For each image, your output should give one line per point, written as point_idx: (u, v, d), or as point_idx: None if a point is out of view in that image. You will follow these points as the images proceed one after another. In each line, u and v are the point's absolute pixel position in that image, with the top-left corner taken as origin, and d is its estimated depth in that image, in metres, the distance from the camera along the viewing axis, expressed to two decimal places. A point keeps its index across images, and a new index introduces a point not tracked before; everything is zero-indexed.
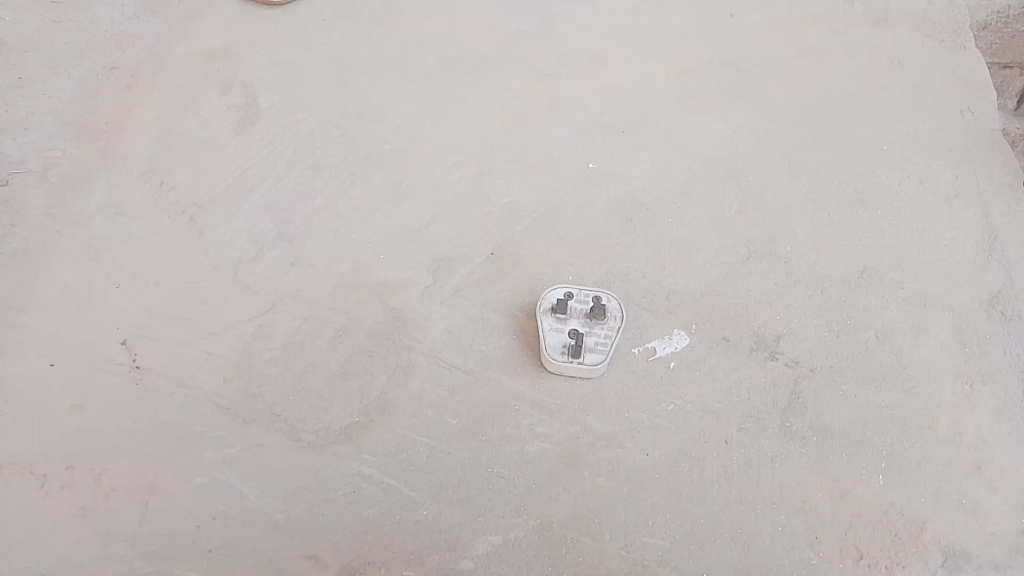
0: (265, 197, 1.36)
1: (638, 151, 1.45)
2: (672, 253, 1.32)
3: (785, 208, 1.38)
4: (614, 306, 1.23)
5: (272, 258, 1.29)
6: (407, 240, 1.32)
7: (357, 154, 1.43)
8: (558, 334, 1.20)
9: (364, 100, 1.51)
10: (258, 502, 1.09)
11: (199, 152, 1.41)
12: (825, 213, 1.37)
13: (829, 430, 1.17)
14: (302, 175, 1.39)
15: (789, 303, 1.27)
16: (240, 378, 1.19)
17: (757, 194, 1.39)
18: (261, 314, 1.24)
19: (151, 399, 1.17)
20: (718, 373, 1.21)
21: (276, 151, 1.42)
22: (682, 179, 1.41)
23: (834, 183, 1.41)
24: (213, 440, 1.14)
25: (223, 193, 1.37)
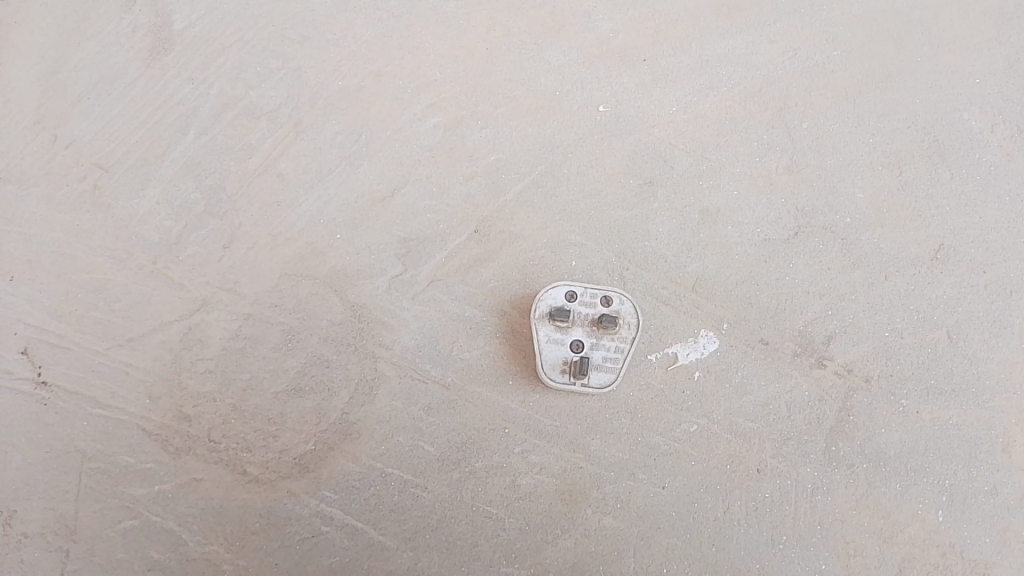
0: (185, 154, 1.06)
1: (669, 84, 1.10)
2: (701, 228, 1.05)
3: (848, 165, 1.08)
4: (627, 310, 0.99)
5: (201, 240, 1.03)
6: (370, 216, 1.04)
7: (305, 96, 1.09)
8: (557, 347, 0.97)
9: (296, 16, 1.12)
10: (199, 550, 0.94)
11: (97, 91, 1.09)
12: (896, 169, 1.08)
13: (883, 454, 0.99)
14: (229, 124, 1.07)
15: (842, 292, 1.04)
16: (169, 396, 0.98)
17: (811, 147, 1.08)
18: (191, 314, 1.01)
19: (60, 424, 0.98)
20: (752, 384, 1.00)
21: (193, 89, 1.09)
22: (719, 126, 1.09)
23: (910, 129, 1.09)
24: (142, 475, 0.96)
25: (133, 150, 1.07)
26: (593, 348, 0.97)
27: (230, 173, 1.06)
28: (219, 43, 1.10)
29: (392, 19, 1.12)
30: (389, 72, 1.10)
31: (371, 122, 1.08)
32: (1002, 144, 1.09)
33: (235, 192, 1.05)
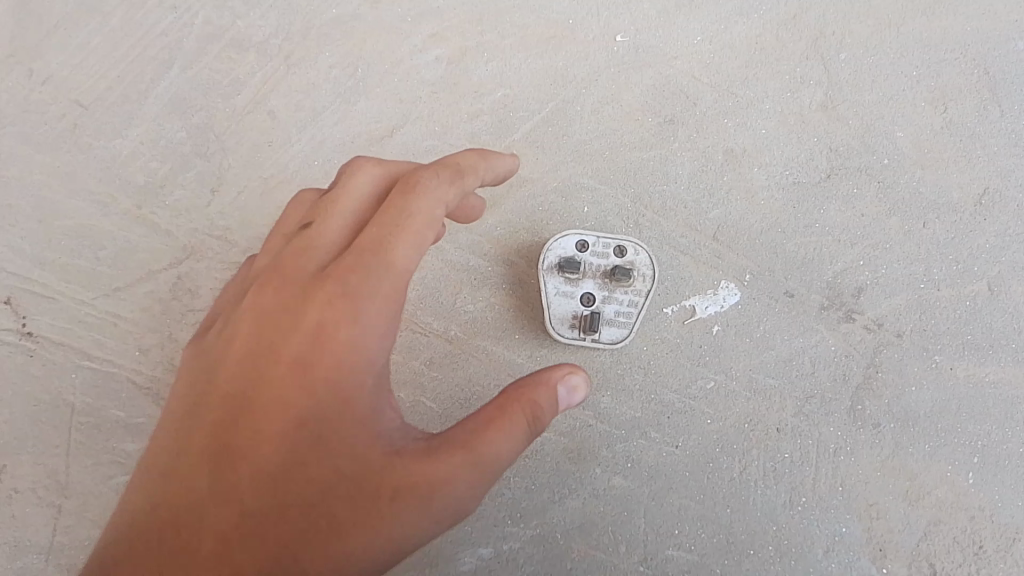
0: (169, 91, 0.99)
1: (693, 10, 1.01)
2: (724, 170, 0.97)
3: (889, 100, 0.99)
4: (641, 261, 0.90)
5: (188, 183, 0.97)
6: (366, 157, 0.97)
7: (297, 25, 1.00)
8: (566, 301, 0.89)
9: None
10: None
11: (74, 20, 1.01)
12: (940, 106, 0.99)
13: (911, 414, 0.93)
14: (216, 56, 1.00)
15: (876, 241, 0.96)
16: (159, 349, 0.94)
17: (849, 81, 0.99)
18: (179, 263, 0.95)
19: (50, 376, 0.94)
20: (774, 339, 0.94)
21: (177, 19, 1.00)
22: (748, 56, 0.99)
23: (959, 60, 0.99)
24: (135, 429, 0.93)
25: (114, 86, 0.99)
26: (604, 302, 0.89)
27: (216, 112, 0.98)
28: None
29: None
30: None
31: (367, 54, 1.00)
32: None
33: (222, 130, 0.98)
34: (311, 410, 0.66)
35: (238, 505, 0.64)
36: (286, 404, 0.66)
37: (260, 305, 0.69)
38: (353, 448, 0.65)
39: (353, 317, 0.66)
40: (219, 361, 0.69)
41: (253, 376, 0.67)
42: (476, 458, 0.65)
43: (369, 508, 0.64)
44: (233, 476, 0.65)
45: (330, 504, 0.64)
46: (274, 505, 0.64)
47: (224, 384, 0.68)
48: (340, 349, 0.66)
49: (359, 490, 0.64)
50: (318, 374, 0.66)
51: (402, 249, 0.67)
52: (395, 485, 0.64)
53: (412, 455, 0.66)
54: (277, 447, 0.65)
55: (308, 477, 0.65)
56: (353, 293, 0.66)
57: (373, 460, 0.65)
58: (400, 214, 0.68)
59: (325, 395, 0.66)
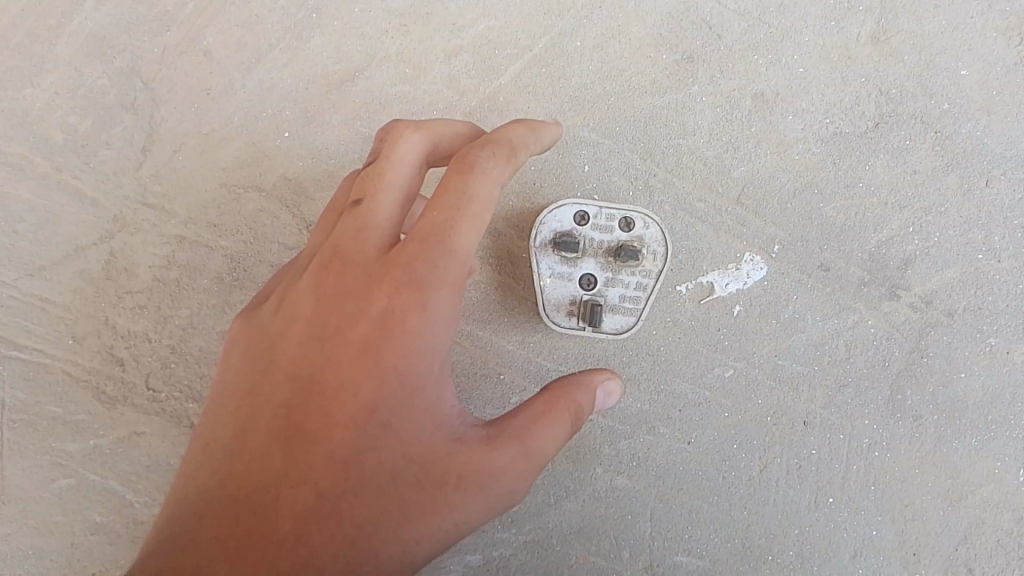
0: (86, 28, 0.82)
1: None
2: (752, 119, 0.82)
3: (954, 30, 0.82)
4: (651, 236, 0.77)
5: (115, 142, 0.81)
6: (325, 107, 0.81)
7: None
8: (562, 283, 0.76)
9: None
10: (146, 513, 0.82)
11: None
12: (1015, 37, 0.82)
13: (957, 405, 0.82)
14: None
15: (928, 203, 0.81)
16: (95, 337, 0.82)
17: (905, 7, 0.82)
18: (110, 237, 0.81)
19: None
20: (804, 320, 0.81)
21: None
22: None
23: None
24: (75, 427, 0.82)
25: (18, 21, 0.82)
26: (607, 285, 0.76)
27: (144, 53, 0.82)
28: None
29: None
30: None
31: None
32: None
33: (152, 76, 0.82)
34: (383, 394, 0.55)
35: (310, 490, 0.53)
36: (357, 388, 0.55)
37: (318, 280, 0.59)
38: (425, 435, 0.56)
39: (423, 300, 0.56)
40: (275, 338, 0.59)
41: (316, 357, 0.56)
42: (537, 447, 0.57)
43: (442, 496, 0.55)
44: (302, 461, 0.54)
45: (404, 489, 0.54)
46: (348, 491, 0.54)
47: (283, 363, 0.57)
48: (412, 336, 0.56)
49: (431, 475, 0.55)
50: (389, 359, 0.56)
51: (469, 228, 0.57)
52: (464, 470, 0.55)
53: (478, 441, 0.56)
54: (350, 434, 0.55)
55: (380, 462, 0.55)
56: (422, 275, 0.56)
57: (441, 443, 0.56)
58: (467, 188, 0.57)
59: (397, 383, 0.56)
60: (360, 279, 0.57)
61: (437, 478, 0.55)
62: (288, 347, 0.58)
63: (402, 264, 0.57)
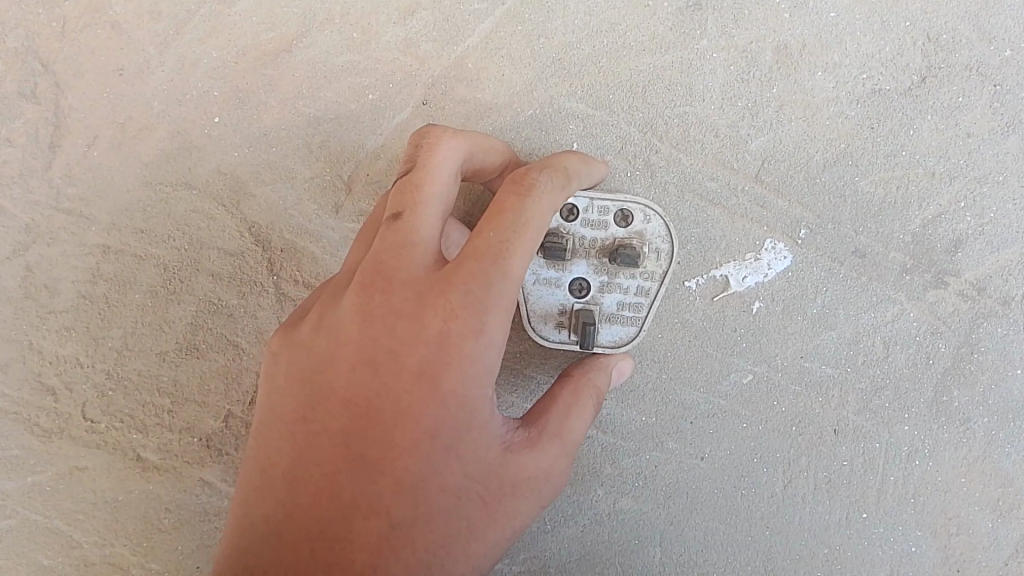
0: None
1: None
2: (774, 78, 0.68)
3: None
4: (653, 230, 0.65)
5: (17, 137, 0.69)
6: (260, 85, 0.68)
7: None
8: (550, 291, 0.65)
9: None
10: (97, 554, 0.73)
11: None
12: None
13: (1012, 405, 0.71)
14: None
15: (984, 172, 0.68)
16: (21, 363, 0.72)
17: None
18: (24, 249, 0.70)
19: None
20: (835, 316, 0.70)
21: None
22: None
23: None
24: (9, 463, 0.73)
25: None
26: (602, 292, 0.65)
27: (39, 27, 0.68)
28: None
29: None
30: None
31: None
32: None
33: (53, 55, 0.68)
34: (447, 419, 0.46)
35: (383, 522, 0.44)
36: (418, 413, 0.45)
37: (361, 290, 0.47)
38: (485, 453, 0.47)
39: (490, 314, 0.46)
40: (316, 355, 0.48)
41: (370, 382, 0.46)
42: (573, 443, 0.52)
43: (502, 510, 0.48)
44: (366, 493, 0.45)
45: (468, 511, 0.47)
46: (417, 522, 0.45)
47: (331, 386, 0.47)
48: (475, 355, 0.46)
49: (491, 491, 0.47)
50: (452, 380, 0.46)
51: (530, 242, 0.47)
52: (520, 480, 0.48)
53: (527, 446, 0.49)
54: (417, 462, 0.45)
55: (445, 488, 0.46)
56: (489, 287, 0.46)
57: (502, 459, 0.48)
58: (529, 205, 0.48)
59: (462, 406, 0.46)
60: (412, 288, 0.46)
61: (495, 493, 0.47)
62: (334, 368, 0.47)
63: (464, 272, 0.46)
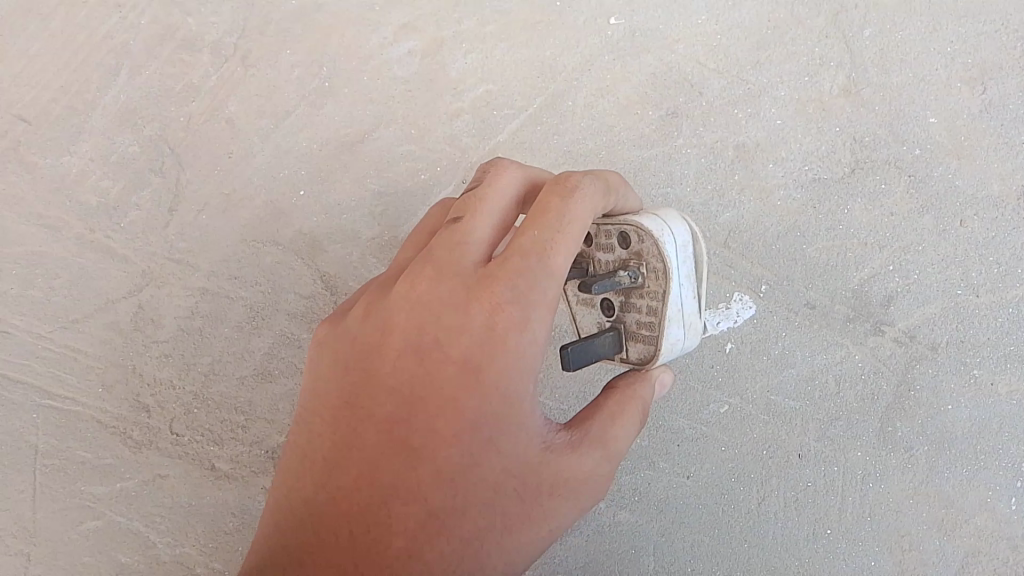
0: (120, 100, 0.90)
1: None
2: (735, 168, 0.87)
3: (919, 82, 0.86)
4: (649, 250, 0.67)
5: (144, 205, 0.88)
6: (337, 167, 0.88)
7: (253, 20, 0.89)
8: (589, 311, 0.72)
9: None
10: (169, 554, 0.85)
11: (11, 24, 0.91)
12: (979, 86, 0.85)
13: (946, 435, 0.84)
14: (170, 59, 0.90)
15: (906, 242, 0.85)
16: (123, 385, 0.87)
17: (875, 62, 0.86)
18: (138, 291, 0.87)
19: (9, 420, 0.88)
20: (794, 356, 0.85)
21: (123, 19, 0.90)
22: (758, 39, 0.87)
23: (1001, 32, 0.85)
24: (102, 471, 0.86)
25: (58, 96, 0.90)
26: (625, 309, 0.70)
27: (172, 122, 0.89)
28: None
29: None
30: None
31: (335, 49, 0.89)
32: None
33: (180, 142, 0.89)
34: (489, 412, 0.54)
35: (422, 508, 0.53)
36: (463, 405, 0.54)
37: (415, 288, 0.57)
38: (523, 448, 0.55)
39: (529, 313, 0.55)
40: (374, 346, 0.57)
41: (417, 374, 0.55)
42: (614, 448, 0.58)
43: (538, 506, 0.55)
44: (409, 477, 0.54)
45: (504, 504, 0.55)
46: (455, 509, 0.54)
47: (384, 377, 0.56)
48: (515, 352, 0.55)
49: (529, 488, 0.55)
50: (492, 375, 0.54)
51: (563, 259, 0.57)
52: (558, 480, 0.55)
53: (569, 447, 0.56)
54: (458, 450, 0.54)
55: (484, 479, 0.54)
56: (528, 294, 0.55)
57: (540, 457, 0.55)
58: (570, 211, 0.58)
59: (501, 401, 0.54)
60: (461, 290, 0.56)
61: (532, 487, 0.55)
62: (388, 359, 0.56)
63: (506, 277, 0.55)
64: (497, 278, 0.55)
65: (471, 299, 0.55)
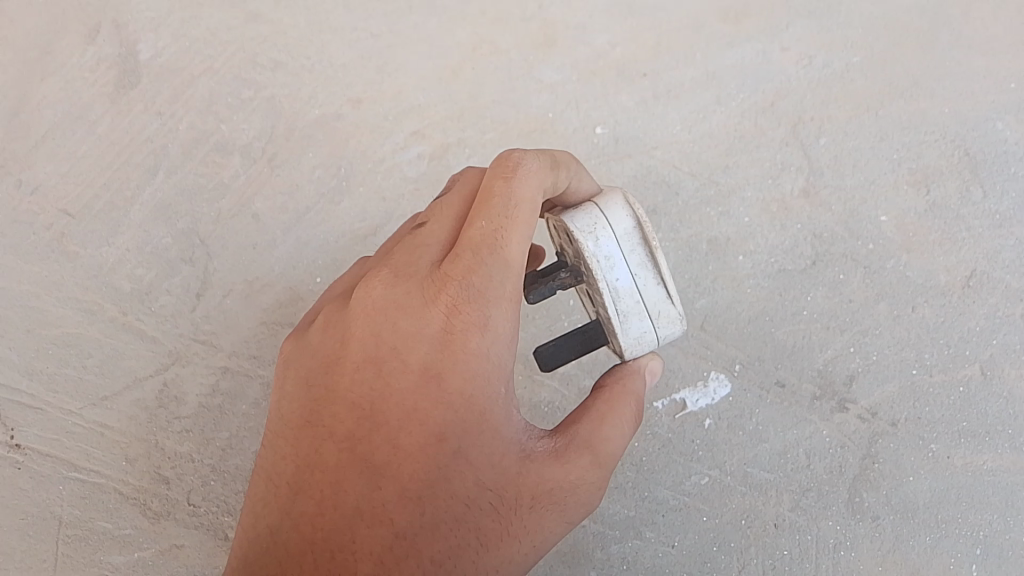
0: (156, 196, 1.00)
1: (671, 100, 1.00)
2: (709, 260, 0.97)
3: (871, 185, 0.98)
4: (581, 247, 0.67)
5: (174, 291, 0.97)
6: (351, 258, 0.97)
7: (281, 128, 1.01)
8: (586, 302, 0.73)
9: (267, 40, 1.03)
10: None
11: (62, 129, 1.02)
12: (924, 189, 0.98)
13: (910, 506, 0.91)
14: (204, 162, 1.01)
15: (864, 327, 0.95)
16: (145, 458, 0.93)
17: (831, 167, 0.98)
18: (164, 369, 0.95)
19: (34, 490, 0.93)
20: (767, 432, 0.93)
21: (166, 127, 1.02)
22: (727, 148, 0.99)
23: (938, 143, 0.99)
24: (122, 540, 0.92)
25: (101, 193, 1.00)
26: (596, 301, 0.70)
27: (203, 216, 0.99)
28: (188, 75, 1.03)
29: (368, 39, 1.03)
30: (368, 99, 1.02)
31: (353, 153, 1.00)
32: None
33: (209, 234, 0.98)
34: (449, 423, 0.59)
35: (388, 529, 0.58)
36: (423, 416, 0.59)
37: (372, 300, 0.62)
38: (494, 460, 0.59)
39: (484, 314, 0.60)
40: (335, 359, 0.62)
41: (377, 385, 0.60)
42: (602, 451, 0.62)
43: (520, 518, 0.60)
44: (373, 493, 0.58)
45: (477, 517, 0.59)
46: (422, 527, 0.58)
47: (346, 390, 0.61)
48: (472, 355, 0.59)
49: (506, 501, 0.59)
50: (451, 381, 0.59)
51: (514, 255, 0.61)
52: (537, 490, 0.60)
53: (552, 458, 0.61)
54: (422, 466, 0.58)
55: (456, 494, 0.59)
56: (481, 295, 0.60)
57: (513, 467, 0.60)
58: (515, 199, 0.62)
59: (462, 409, 0.59)
60: (415, 297, 0.61)
61: (510, 498, 0.59)
62: (349, 373, 0.61)
63: (458, 281, 0.60)
64: (448, 285, 0.60)
65: (426, 306, 0.60)
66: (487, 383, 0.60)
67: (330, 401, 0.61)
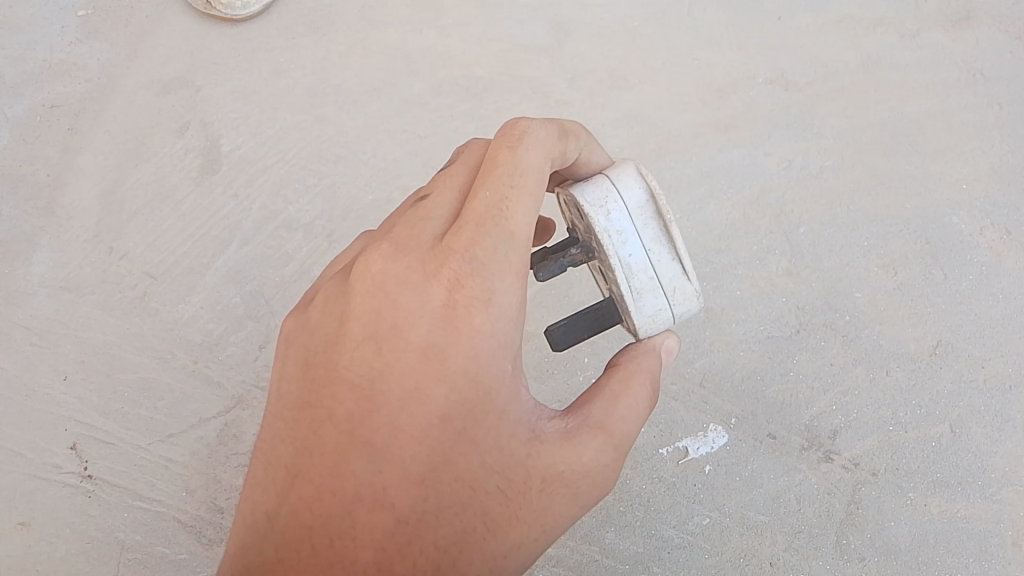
0: (228, 264, 1.16)
1: (673, 192, 1.17)
2: (706, 327, 1.10)
3: (846, 266, 1.13)
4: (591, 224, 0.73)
5: (240, 344, 1.12)
6: None
7: (338, 210, 1.18)
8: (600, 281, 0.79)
9: (329, 138, 1.22)
10: None
11: (151, 207, 1.19)
12: (891, 271, 1.13)
13: (892, 548, 1.03)
14: (271, 236, 1.17)
15: (845, 387, 1.08)
16: (203, 489, 1.07)
17: (811, 251, 1.14)
18: (226, 411, 1.09)
19: (102, 515, 1.07)
20: (761, 478, 1.05)
21: (239, 207, 1.19)
22: (721, 232, 1.15)
23: (902, 232, 1.15)
24: (180, 562, 1.05)
25: (181, 260, 1.17)
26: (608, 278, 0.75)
27: (268, 282, 1.15)
28: (260, 165, 1.21)
29: (413, 139, 1.21)
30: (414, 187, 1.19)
31: None
32: (991, 244, 1.14)
33: (273, 296, 1.14)
34: (452, 404, 0.62)
35: (390, 512, 0.60)
36: (425, 397, 0.62)
37: (375, 272, 0.64)
38: (498, 443, 0.63)
39: (485, 283, 0.62)
40: (337, 336, 0.65)
41: (379, 364, 0.62)
42: (614, 432, 0.65)
43: (529, 501, 0.63)
44: (375, 470, 0.61)
45: (485, 502, 0.62)
46: (427, 513, 0.61)
47: (347, 369, 0.63)
48: (475, 332, 0.62)
49: (513, 483, 0.63)
50: (454, 360, 0.62)
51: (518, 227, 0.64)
52: (547, 473, 0.63)
53: (563, 436, 0.64)
54: (424, 445, 0.61)
55: (460, 476, 0.62)
56: (483, 265, 0.63)
57: (521, 449, 0.63)
58: (519, 169, 0.66)
59: (466, 389, 0.62)
60: (419, 267, 0.63)
61: (517, 482, 0.63)
62: (351, 349, 0.64)
63: (461, 252, 0.63)
64: (450, 256, 0.63)
65: (428, 279, 0.63)
66: (490, 352, 0.62)
67: (331, 380, 0.64)
